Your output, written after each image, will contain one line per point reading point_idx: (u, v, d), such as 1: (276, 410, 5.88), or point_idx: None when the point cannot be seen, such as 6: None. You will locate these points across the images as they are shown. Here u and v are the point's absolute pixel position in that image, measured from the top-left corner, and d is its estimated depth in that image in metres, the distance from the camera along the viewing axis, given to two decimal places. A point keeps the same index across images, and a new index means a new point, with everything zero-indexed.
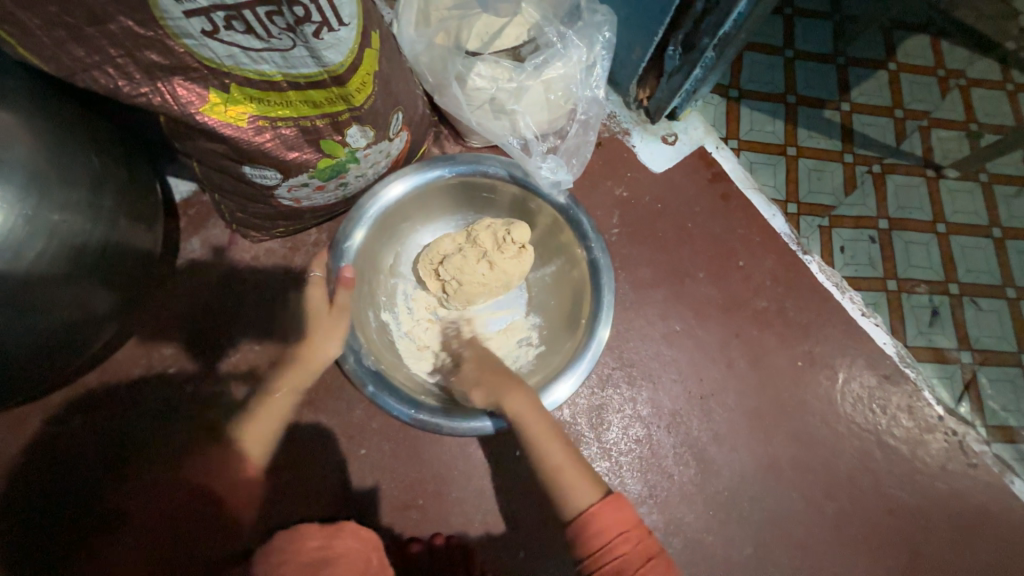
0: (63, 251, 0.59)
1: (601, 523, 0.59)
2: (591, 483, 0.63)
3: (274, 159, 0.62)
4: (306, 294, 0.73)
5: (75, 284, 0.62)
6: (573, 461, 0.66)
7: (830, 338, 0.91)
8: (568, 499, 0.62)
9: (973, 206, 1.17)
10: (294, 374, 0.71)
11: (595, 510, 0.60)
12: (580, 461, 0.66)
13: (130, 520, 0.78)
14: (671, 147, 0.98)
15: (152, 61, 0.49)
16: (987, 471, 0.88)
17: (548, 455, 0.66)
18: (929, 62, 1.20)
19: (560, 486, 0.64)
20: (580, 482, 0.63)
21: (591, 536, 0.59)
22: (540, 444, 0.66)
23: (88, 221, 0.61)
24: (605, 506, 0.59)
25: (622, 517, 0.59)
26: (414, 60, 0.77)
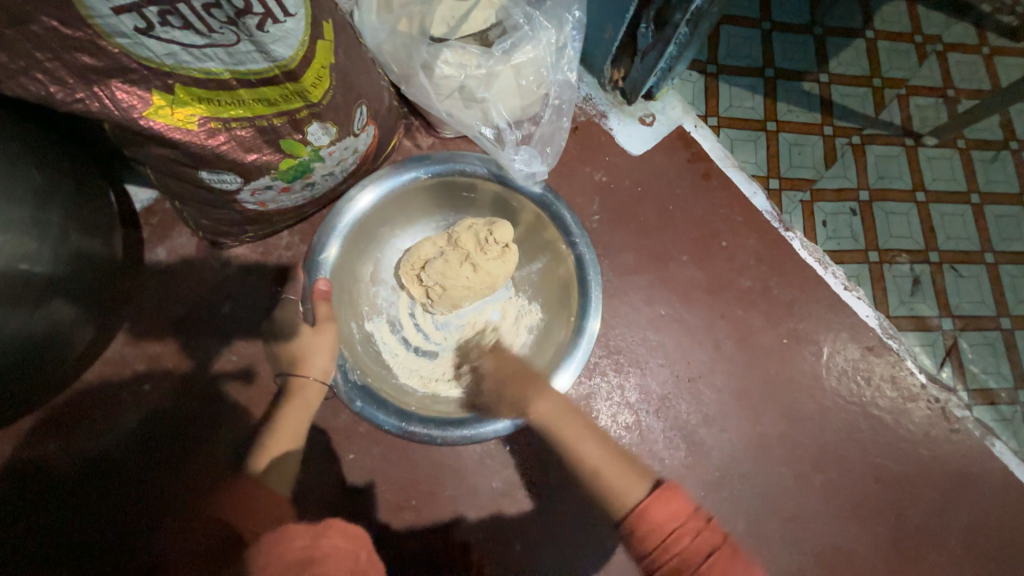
0: (12, 271, 0.56)
1: (653, 519, 0.54)
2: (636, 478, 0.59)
3: (232, 162, 0.59)
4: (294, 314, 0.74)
5: (30, 304, 0.59)
6: (614, 458, 0.64)
7: (814, 313, 0.92)
8: (612, 492, 0.59)
9: (952, 173, 1.17)
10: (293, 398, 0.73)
11: (645, 504, 0.55)
12: (620, 455, 0.65)
13: (116, 540, 0.76)
14: (649, 128, 0.96)
15: (85, 64, 0.45)
16: (969, 436, 0.90)
17: (576, 448, 0.66)
18: (906, 29, 1.19)
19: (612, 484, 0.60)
20: (625, 480, 0.59)
21: (646, 536, 0.53)
22: (576, 444, 0.66)
23: (37, 238, 0.58)
24: (655, 500, 0.54)
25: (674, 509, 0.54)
26: (377, 50, 0.73)
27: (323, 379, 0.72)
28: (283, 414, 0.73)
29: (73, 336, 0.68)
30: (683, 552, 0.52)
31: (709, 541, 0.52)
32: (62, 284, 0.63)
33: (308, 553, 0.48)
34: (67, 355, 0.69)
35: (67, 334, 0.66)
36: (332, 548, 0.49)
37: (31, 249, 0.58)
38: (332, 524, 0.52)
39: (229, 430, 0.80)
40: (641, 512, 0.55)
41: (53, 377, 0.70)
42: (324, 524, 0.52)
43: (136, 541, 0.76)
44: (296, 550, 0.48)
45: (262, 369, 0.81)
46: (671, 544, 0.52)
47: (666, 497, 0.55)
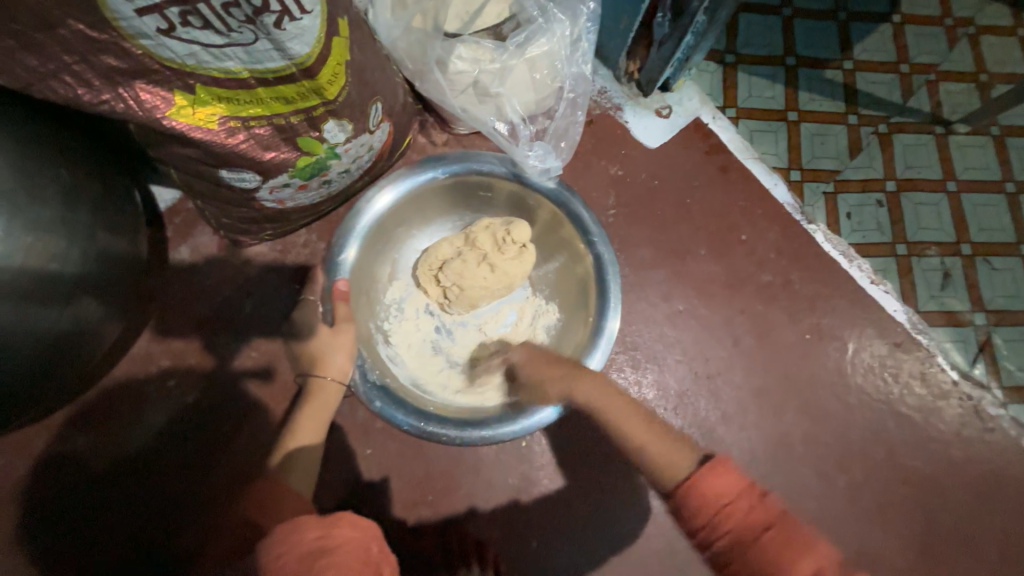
0: (44, 269, 0.58)
1: (703, 493, 0.52)
2: (684, 454, 0.57)
3: (251, 161, 0.60)
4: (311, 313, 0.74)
5: (61, 302, 0.61)
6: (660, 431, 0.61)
7: (838, 309, 0.89)
8: (660, 469, 0.57)
9: (985, 161, 1.12)
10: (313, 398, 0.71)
11: (695, 479, 0.53)
12: (667, 430, 0.61)
13: (144, 532, 0.78)
14: (665, 120, 0.94)
15: (110, 66, 0.46)
16: (1004, 435, 0.86)
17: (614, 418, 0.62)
18: (935, 12, 1.14)
19: (654, 461, 0.58)
20: (672, 454, 0.57)
21: (694, 509, 0.52)
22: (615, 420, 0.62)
23: (67, 236, 0.60)
24: (705, 474, 0.53)
25: (726, 486, 0.52)
26: (391, 47, 0.72)
27: (342, 380, 0.71)
28: (302, 413, 0.71)
29: (102, 333, 0.70)
30: (736, 527, 0.50)
31: (764, 518, 0.50)
32: (91, 282, 0.65)
33: (321, 544, 0.49)
34: (96, 351, 0.71)
35: (96, 331, 0.68)
36: (344, 540, 0.50)
37: (62, 248, 0.60)
38: (344, 516, 0.53)
39: (250, 425, 0.81)
40: (687, 489, 0.53)
41: (83, 373, 0.73)
42: (336, 515, 0.52)
43: (163, 532, 0.79)
44: (307, 542, 0.49)
45: (282, 365, 0.83)
46: (721, 520, 0.51)
47: (720, 471, 0.52)
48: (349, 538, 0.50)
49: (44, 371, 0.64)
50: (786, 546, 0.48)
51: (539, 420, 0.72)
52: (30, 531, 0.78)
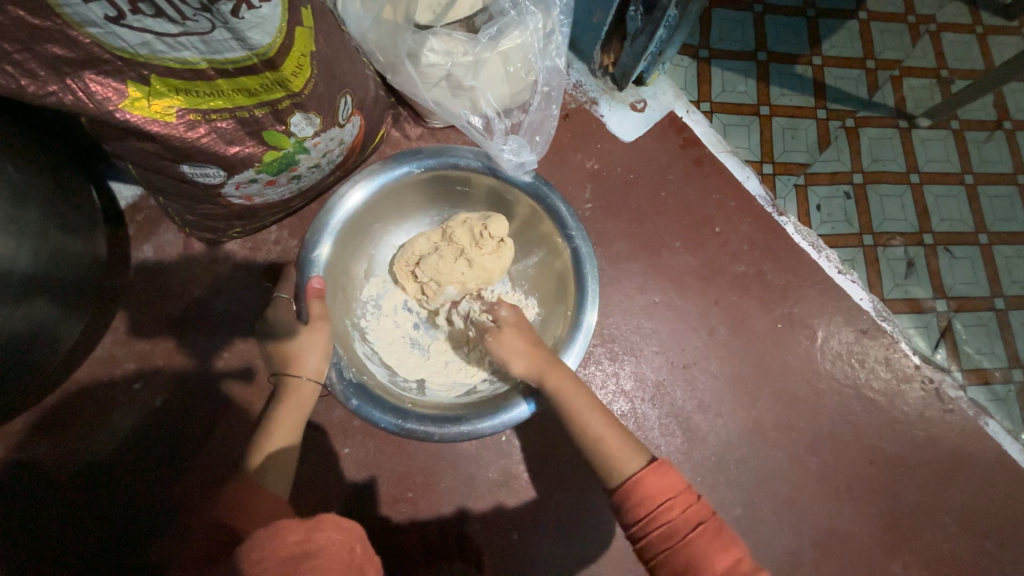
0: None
1: (646, 491, 0.57)
2: (633, 451, 0.63)
3: (213, 155, 0.58)
4: (281, 310, 0.72)
5: (13, 303, 0.58)
6: (617, 429, 0.66)
7: (808, 298, 0.91)
8: (613, 462, 0.62)
9: (946, 154, 1.17)
10: (288, 399, 0.70)
11: (640, 476, 0.58)
12: (621, 428, 0.66)
13: (111, 541, 0.76)
14: (640, 114, 0.95)
15: (55, 55, 0.44)
16: (963, 415, 0.90)
17: (575, 409, 0.67)
18: (899, 9, 1.18)
19: (608, 455, 0.63)
20: (623, 451, 0.63)
21: (637, 504, 0.57)
22: (577, 412, 0.67)
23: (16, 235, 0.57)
24: (650, 473, 0.58)
25: (665, 485, 0.57)
26: (361, 39, 0.71)
27: (317, 378, 0.70)
28: (276, 413, 0.70)
29: (59, 337, 0.67)
30: (671, 522, 0.55)
31: (697, 515, 0.56)
32: (45, 283, 0.62)
33: (303, 548, 0.48)
34: (53, 355, 0.68)
35: (52, 334, 0.65)
36: (328, 542, 0.49)
37: (10, 247, 0.57)
38: (326, 518, 0.52)
39: (222, 427, 0.79)
40: (633, 486, 0.58)
41: (41, 378, 0.70)
42: (317, 518, 0.51)
43: (132, 541, 0.76)
44: (290, 546, 0.47)
45: (255, 366, 0.81)
46: (659, 516, 0.56)
47: (662, 472, 0.58)
48: (331, 539, 0.50)
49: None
50: (710, 541, 0.54)
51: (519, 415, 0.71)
52: None
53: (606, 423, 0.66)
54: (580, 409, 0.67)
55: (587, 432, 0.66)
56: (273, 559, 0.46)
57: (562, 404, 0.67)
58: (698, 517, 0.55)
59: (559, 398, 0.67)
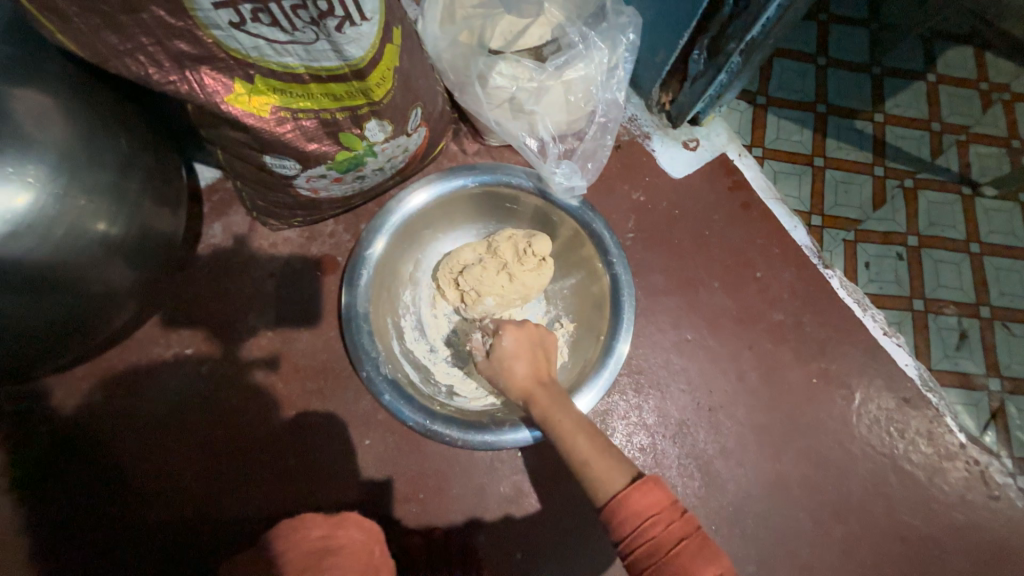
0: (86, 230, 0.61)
1: (631, 507, 0.54)
2: (616, 468, 0.59)
3: (294, 150, 0.63)
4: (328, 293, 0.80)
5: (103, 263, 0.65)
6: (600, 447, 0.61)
7: (848, 356, 0.89)
8: (596, 483, 0.58)
9: (1011, 226, 1.12)
10: None
11: (623, 495, 0.55)
12: (606, 443, 0.62)
13: (144, 494, 0.81)
14: (692, 153, 0.96)
15: (181, 50, 0.50)
16: (1010, 505, 0.84)
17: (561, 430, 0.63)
18: (971, 75, 1.16)
19: (592, 475, 0.59)
20: (606, 471, 0.59)
21: (620, 522, 0.54)
22: (561, 431, 0.63)
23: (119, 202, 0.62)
24: (633, 492, 0.54)
25: (650, 501, 0.53)
26: (437, 58, 0.77)
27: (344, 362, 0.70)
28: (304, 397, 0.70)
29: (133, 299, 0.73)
30: (655, 539, 0.52)
31: (680, 530, 0.52)
32: (130, 249, 0.68)
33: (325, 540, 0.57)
34: (103, 328, 0.72)
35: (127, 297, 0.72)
36: (348, 538, 0.59)
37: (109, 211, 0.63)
38: (350, 519, 0.62)
39: (257, 400, 0.84)
40: (613, 507, 0.55)
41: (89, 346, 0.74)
42: (342, 518, 0.62)
43: (168, 492, 0.82)
44: (314, 538, 0.58)
45: (296, 349, 0.86)
46: (641, 534, 0.53)
47: (643, 488, 0.54)
48: (353, 537, 0.59)
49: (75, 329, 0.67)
50: (697, 556, 0.51)
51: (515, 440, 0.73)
52: (47, 478, 0.81)
53: (591, 441, 0.62)
54: (568, 438, 0.63)
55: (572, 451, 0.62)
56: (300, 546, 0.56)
57: (546, 423, 0.65)
58: (681, 533, 0.52)
59: (543, 419, 0.65)
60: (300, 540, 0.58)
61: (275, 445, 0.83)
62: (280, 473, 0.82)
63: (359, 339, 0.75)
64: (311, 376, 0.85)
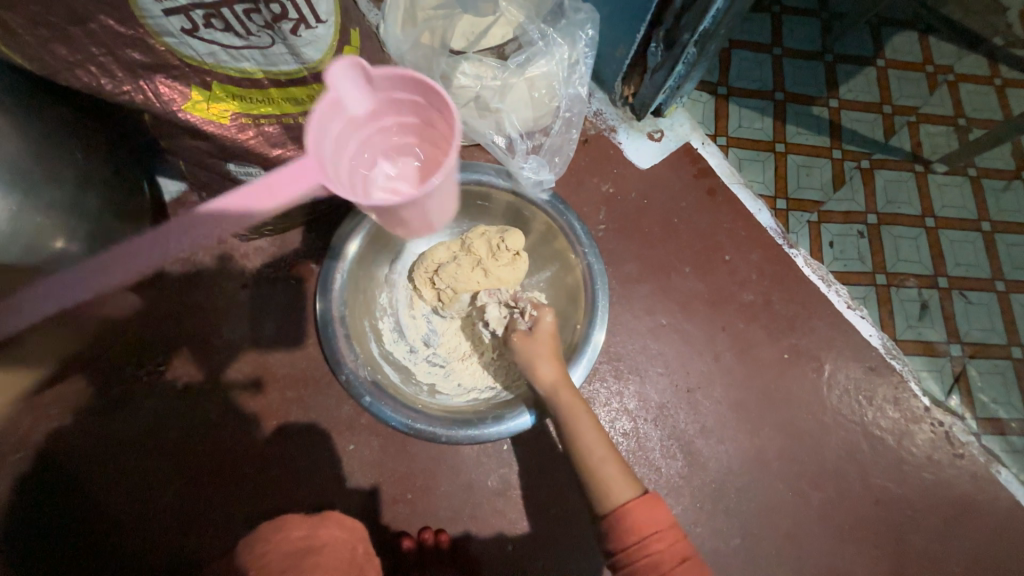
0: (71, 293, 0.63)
1: (637, 519, 0.58)
2: (628, 479, 0.63)
3: (259, 157, 0.62)
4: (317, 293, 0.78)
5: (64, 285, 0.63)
6: (616, 456, 0.66)
7: (816, 330, 0.92)
8: (607, 488, 0.62)
9: (962, 199, 1.18)
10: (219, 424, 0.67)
11: (632, 504, 0.60)
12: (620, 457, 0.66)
13: (122, 516, 0.80)
14: (657, 144, 0.99)
15: (134, 59, 0.50)
16: (973, 462, 0.88)
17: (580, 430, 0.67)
18: (917, 58, 1.21)
19: (604, 478, 0.63)
20: (617, 476, 0.63)
21: (625, 531, 0.58)
22: (580, 432, 0.67)
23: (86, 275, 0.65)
24: (643, 503, 0.59)
25: (655, 517, 0.59)
26: (400, 60, 0.77)
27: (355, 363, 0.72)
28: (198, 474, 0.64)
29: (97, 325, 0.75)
30: (658, 555, 0.57)
31: (681, 552, 0.57)
32: (92, 265, 0.67)
33: (307, 540, 0.57)
34: None
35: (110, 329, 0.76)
36: (331, 537, 0.59)
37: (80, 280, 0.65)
38: (333, 518, 0.63)
39: (237, 413, 0.83)
40: (621, 513, 0.59)
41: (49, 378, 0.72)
42: (324, 517, 0.63)
43: (148, 512, 0.80)
44: (296, 538, 0.58)
45: (274, 360, 0.85)
46: (644, 546, 0.57)
47: (652, 506, 0.59)
48: (335, 535, 0.60)
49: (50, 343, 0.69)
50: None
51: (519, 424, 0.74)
52: (18, 507, 0.79)
53: (606, 447, 0.66)
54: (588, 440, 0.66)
55: (586, 454, 0.66)
56: (279, 547, 0.56)
57: (567, 422, 0.68)
58: (682, 554, 0.57)
59: (565, 419, 0.68)
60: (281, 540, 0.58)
61: (257, 456, 0.82)
62: (263, 485, 0.81)
63: (337, 344, 0.76)
64: (291, 385, 0.84)
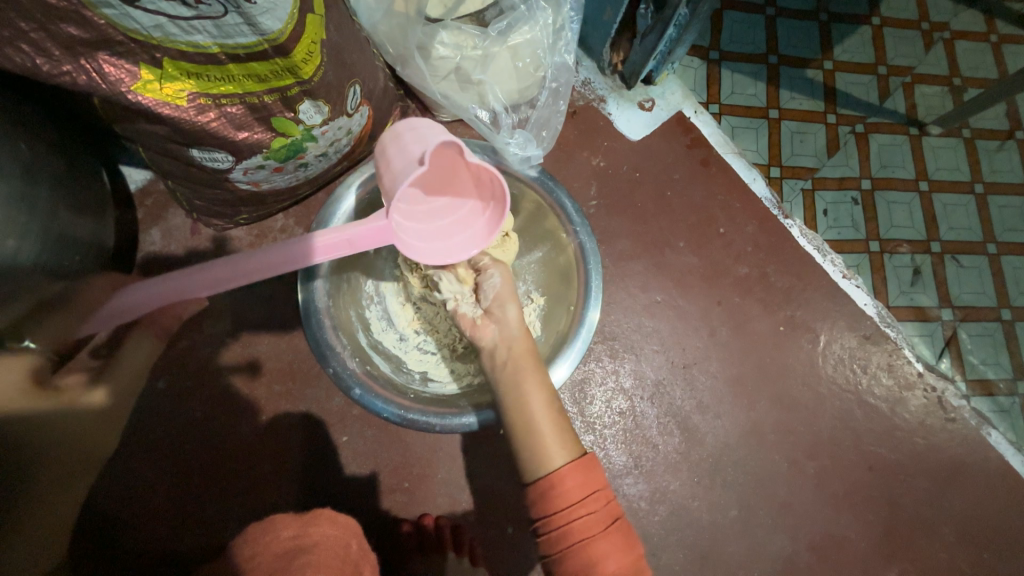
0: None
1: (576, 480, 0.59)
2: (567, 440, 0.62)
3: (223, 140, 0.58)
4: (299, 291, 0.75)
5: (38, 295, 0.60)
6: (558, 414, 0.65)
7: (812, 302, 0.91)
8: (543, 449, 0.61)
9: (956, 161, 1.16)
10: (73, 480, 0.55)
11: (572, 467, 0.60)
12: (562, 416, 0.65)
13: (117, 518, 0.78)
14: (648, 113, 0.95)
15: (71, 35, 0.45)
16: (964, 425, 0.89)
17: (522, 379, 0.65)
18: (913, 16, 1.17)
19: (544, 438, 0.62)
20: (558, 438, 0.62)
21: (561, 494, 0.59)
22: (524, 388, 0.65)
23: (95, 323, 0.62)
24: (582, 466, 0.60)
25: (591, 480, 0.60)
26: (373, 30, 0.71)
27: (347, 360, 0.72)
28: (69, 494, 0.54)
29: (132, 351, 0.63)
30: (594, 516, 0.59)
31: (613, 513, 0.61)
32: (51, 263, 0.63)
33: (297, 543, 0.56)
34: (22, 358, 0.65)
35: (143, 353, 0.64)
36: (323, 536, 0.58)
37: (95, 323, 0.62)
38: (324, 515, 0.62)
39: (224, 409, 0.81)
40: (559, 475, 0.59)
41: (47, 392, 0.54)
42: (314, 516, 0.61)
43: (142, 512, 0.78)
44: (285, 540, 0.57)
45: (260, 355, 0.82)
46: (581, 507, 0.59)
47: (592, 469, 0.61)
48: (327, 533, 0.59)
49: (92, 375, 0.60)
50: (621, 535, 0.60)
51: (481, 421, 0.72)
52: None
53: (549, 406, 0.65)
54: (530, 400, 0.64)
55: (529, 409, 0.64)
56: (268, 550, 0.55)
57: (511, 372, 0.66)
58: (613, 514, 0.60)
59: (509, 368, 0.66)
60: (271, 543, 0.56)
61: (248, 452, 0.80)
62: (257, 479, 0.80)
63: (323, 337, 0.73)
64: (279, 379, 0.82)
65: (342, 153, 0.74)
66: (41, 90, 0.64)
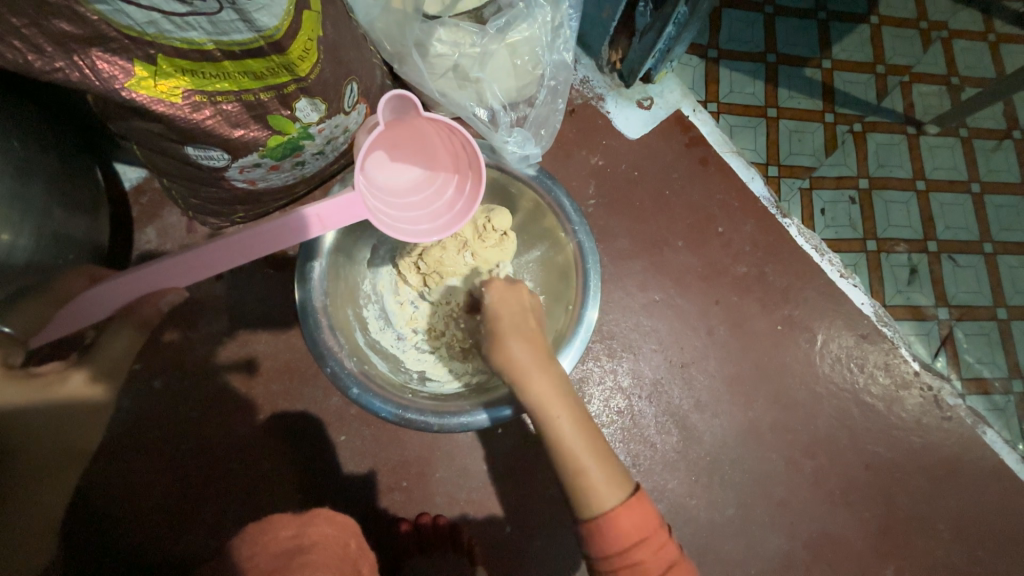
0: (87, 318, 0.57)
1: (622, 526, 0.55)
2: (615, 479, 0.57)
3: (219, 138, 0.58)
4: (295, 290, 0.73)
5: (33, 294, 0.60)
6: (600, 449, 0.59)
7: (810, 301, 0.91)
8: (590, 493, 0.56)
9: (953, 161, 1.16)
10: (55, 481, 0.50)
11: (618, 510, 0.55)
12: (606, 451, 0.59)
13: (115, 518, 0.78)
14: (646, 112, 0.94)
15: (63, 31, 0.45)
16: (960, 424, 0.90)
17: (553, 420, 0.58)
18: (911, 15, 1.16)
19: (589, 482, 0.56)
20: (604, 478, 0.57)
21: (608, 540, 0.55)
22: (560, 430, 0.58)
23: (70, 320, 0.57)
24: (628, 508, 0.55)
25: (640, 524, 0.55)
26: (369, 27, 0.70)
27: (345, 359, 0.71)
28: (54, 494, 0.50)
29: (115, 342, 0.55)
30: (645, 562, 0.54)
31: (669, 556, 0.55)
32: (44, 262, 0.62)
33: (295, 543, 0.56)
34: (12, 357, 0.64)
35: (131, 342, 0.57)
36: (321, 537, 0.57)
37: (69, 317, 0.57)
38: (320, 515, 0.61)
39: (222, 409, 0.81)
40: (608, 521, 0.55)
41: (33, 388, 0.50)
42: (313, 515, 0.61)
43: (140, 511, 0.78)
44: (284, 539, 0.56)
45: (256, 354, 0.82)
46: (631, 555, 0.54)
47: (638, 510, 0.56)
48: (326, 533, 0.58)
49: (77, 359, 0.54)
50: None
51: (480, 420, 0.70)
52: None
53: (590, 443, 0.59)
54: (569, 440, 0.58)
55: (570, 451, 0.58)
56: (267, 551, 0.55)
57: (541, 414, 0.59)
58: (670, 560, 0.55)
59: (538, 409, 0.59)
60: (271, 542, 0.56)
61: (246, 451, 0.80)
62: (255, 478, 0.80)
63: (320, 336, 0.71)
64: (276, 379, 0.82)
65: (339, 151, 0.74)
66: (37, 87, 0.64)
